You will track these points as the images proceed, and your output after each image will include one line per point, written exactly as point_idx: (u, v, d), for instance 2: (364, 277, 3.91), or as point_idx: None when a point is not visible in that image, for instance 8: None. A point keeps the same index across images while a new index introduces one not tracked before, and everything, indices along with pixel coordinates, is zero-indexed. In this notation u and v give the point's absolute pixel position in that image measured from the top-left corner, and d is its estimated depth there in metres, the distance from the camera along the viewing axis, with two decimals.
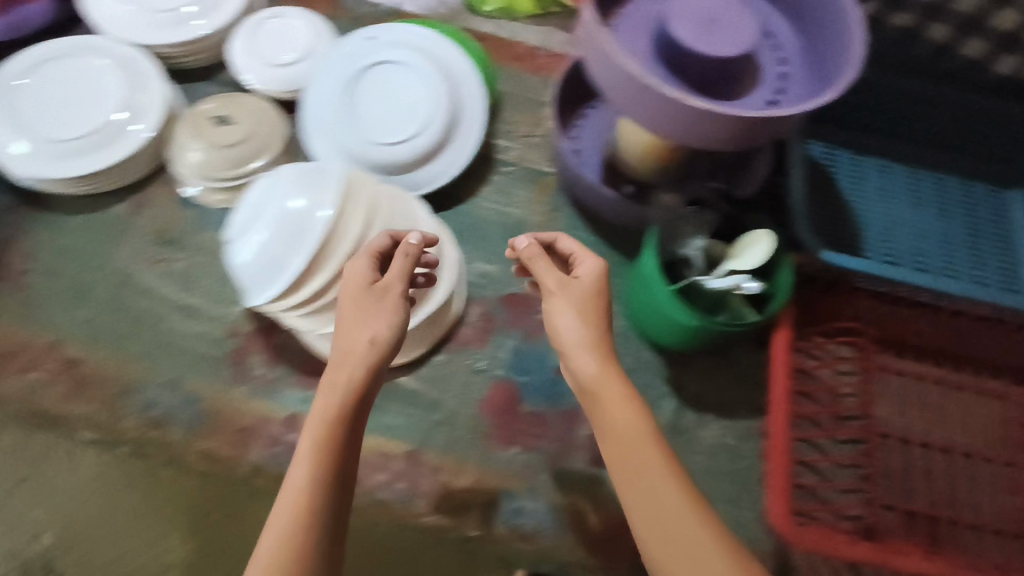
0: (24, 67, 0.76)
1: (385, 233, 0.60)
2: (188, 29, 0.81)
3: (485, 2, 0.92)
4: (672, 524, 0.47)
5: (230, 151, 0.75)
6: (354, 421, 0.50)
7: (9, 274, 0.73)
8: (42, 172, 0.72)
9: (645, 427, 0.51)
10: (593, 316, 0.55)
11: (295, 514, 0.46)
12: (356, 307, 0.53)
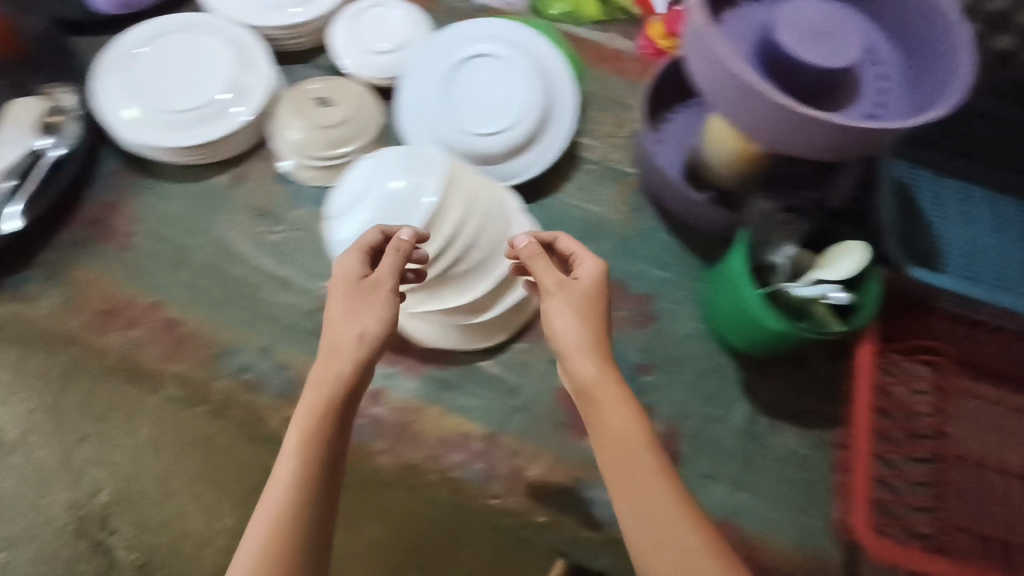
0: (140, 41, 0.80)
1: (376, 228, 0.62)
2: (284, 15, 0.84)
3: (551, 6, 0.93)
4: (664, 524, 0.50)
5: (329, 133, 0.78)
6: (339, 413, 0.54)
7: (116, 234, 0.76)
8: (151, 141, 0.76)
9: (634, 430, 0.54)
10: (585, 316, 0.58)
11: (282, 500, 0.50)
12: (343, 302, 0.57)
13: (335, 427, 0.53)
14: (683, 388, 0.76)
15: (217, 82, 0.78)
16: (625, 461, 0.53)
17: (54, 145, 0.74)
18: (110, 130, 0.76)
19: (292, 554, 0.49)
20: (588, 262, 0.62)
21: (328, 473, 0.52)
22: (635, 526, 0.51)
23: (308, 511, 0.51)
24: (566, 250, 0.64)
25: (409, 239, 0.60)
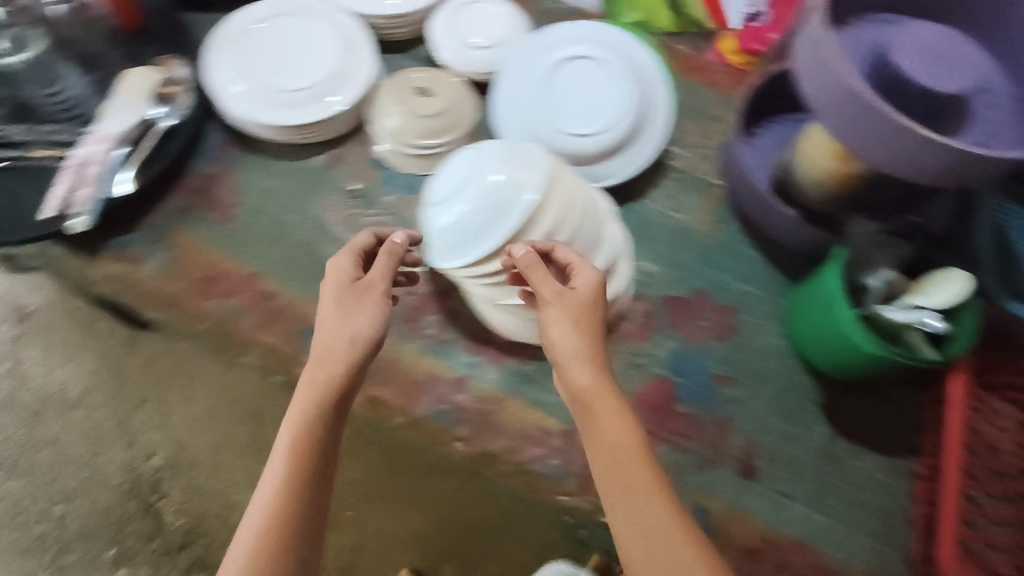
0: (251, 20, 0.82)
1: (370, 234, 0.70)
2: (381, 6, 0.85)
3: (622, 15, 0.93)
4: (653, 526, 0.53)
5: (428, 123, 0.80)
6: (331, 407, 0.60)
7: (219, 206, 0.79)
8: (258, 117, 0.78)
9: (620, 439, 0.57)
10: (583, 326, 0.61)
11: (281, 486, 0.57)
12: (338, 306, 0.63)
13: (329, 420, 0.60)
14: (764, 405, 0.75)
15: (323, 64, 0.79)
16: (618, 466, 0.56)
17: (167, 114, 0.77)
18: (220, 103, 0.79)
19: (289, 534, 0.56)
20: (583, 271, 0.64)
21: (321, 460, 0.59)
22: (624, 528, 0.54)
23: (303, 497, 0.57)
24: (566, 259, 0.64)
25: (399, 245, 0.68)
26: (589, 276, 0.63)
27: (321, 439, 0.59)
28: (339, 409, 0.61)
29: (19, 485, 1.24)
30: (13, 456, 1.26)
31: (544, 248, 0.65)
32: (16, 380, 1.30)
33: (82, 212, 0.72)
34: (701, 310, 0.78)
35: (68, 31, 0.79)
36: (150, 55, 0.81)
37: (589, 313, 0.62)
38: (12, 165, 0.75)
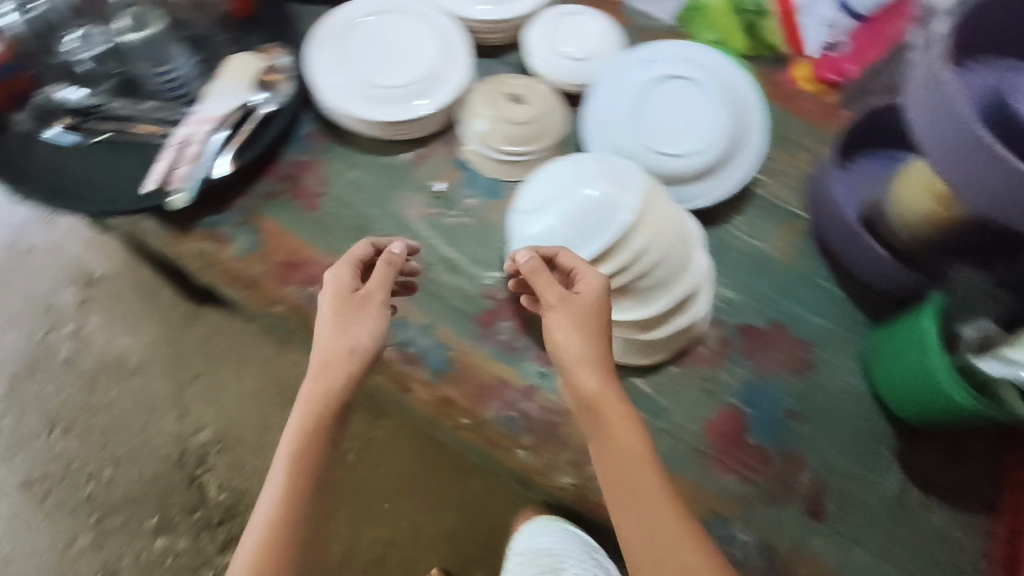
0: (354, 16, 0.84)
1: (369, 242, 0.70)
2: (473, 11, 0.86)
3: (700, 35, 0.93)
4: (665, 538, 0.52)
5: (516, 128, 0.80)
6: (327, 420, 0.60)
7: (305, 193, 0.80)
8: (353, 110, 0.79)
9: (626, 448, 0.56)
10: (590, 330, 0.59)
11: (279, 504, 0.57)
12: (335, 317, 0.64)
13: (326, 434, 0.60)
14: (837, 445, 0.73)
15: (420, 65, 0.81)
16: (627, 476, 0.55)
17: (267, 100, 0.79)
18: (316, 94, 0.80)
19: (285, 549, 0.55)
20: (586, 274, 0.61)
21: (319, 474, 0.59)
22: (636, 541, 0.53)
23: (302, 514, 0.57)
24: (570, 264, 0.63)
25: (399, 255, 0.69)
26: (594, 280, 0.61)
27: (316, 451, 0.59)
28: (336, 423, 0.61)
29: (73, 444, 1.28)
30: (69, 416, 1.30)
31: (547, 254, 0.64)
32: (79, 343, 1.35)
33: (181, 188, 0.73)
34: (778, 342, 0.77)
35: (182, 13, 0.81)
36: (257, 44, 0.84)
37: (594, 317, 0.60)
38: (116, 138, 0.78)
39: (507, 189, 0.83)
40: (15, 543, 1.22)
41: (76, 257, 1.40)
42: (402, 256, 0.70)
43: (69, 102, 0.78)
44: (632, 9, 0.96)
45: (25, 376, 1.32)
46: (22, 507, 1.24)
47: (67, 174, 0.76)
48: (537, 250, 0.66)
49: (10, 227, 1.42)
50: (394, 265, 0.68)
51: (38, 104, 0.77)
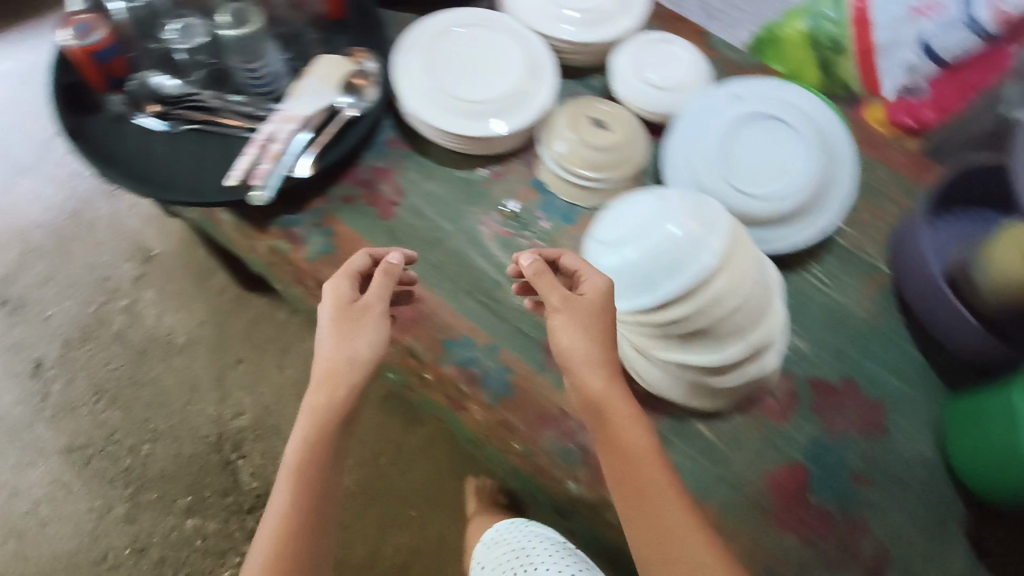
0: (445, 26, 0.84)
1: (365, 250, 0.72)
2: (553, 27, 0.86)
3: (777, 62, 1.04)
4: (674, 536, 0.55)
5: (598, 155, 0.79)
6: (328, 436, 0.61)
7: (381, 200, 0.80)
8: (435, 121, 0.78)
9: (631, 456, 0.57)
10: (593, 331, 0.61)
11: (280, 523, 0.58)
12: (336, 329, 0.64)
13: (326, 451, 0.60)
14: (903, 514, 0.70)
15: (506, 82, 0.80)
16: (637, 481, 0.56)
17: (352, 104, 0.80)
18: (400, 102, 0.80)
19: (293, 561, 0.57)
20: (590, 281, 0.62)
21: (320, 490, 0.60)
22: (649, 540, 0.55)
23: (304, 533, 0.58)
24: (574, 266, 0.65)
25: (395, 266, 0.69)
26: (596, 282, 0.63)
27: (319, 468, 0.60)
28: (338, 438, 0.62)
29: (115, 415, 1.30)
30: (114, 387, 1.32)
31: (551, 257, 0.67)
32: (130, 317, 1.38)
33: (263, 185, 0.74)
34: (847, 400, 0.74)
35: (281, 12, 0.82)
36: (348, 47, 0.85)
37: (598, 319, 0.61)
38: (203, 129, 0.79)
39: (581, 215, 0.82)
40: (49, 508, 1.23)
41: (136, 233, 1.44)
42: (399, 265, 0.71)
43: (162, 90, 0.79)
44: (720, 40, 0.94)
45: (76, 343, 1.35)
46: (60, 472, 1.26)
47: (153, 160, 0.77)
48: (540, 254, 0.68)
49: (77, 198, 1.47)
50: (392, 275, 0.68)
51: (132, 88, 0.79)
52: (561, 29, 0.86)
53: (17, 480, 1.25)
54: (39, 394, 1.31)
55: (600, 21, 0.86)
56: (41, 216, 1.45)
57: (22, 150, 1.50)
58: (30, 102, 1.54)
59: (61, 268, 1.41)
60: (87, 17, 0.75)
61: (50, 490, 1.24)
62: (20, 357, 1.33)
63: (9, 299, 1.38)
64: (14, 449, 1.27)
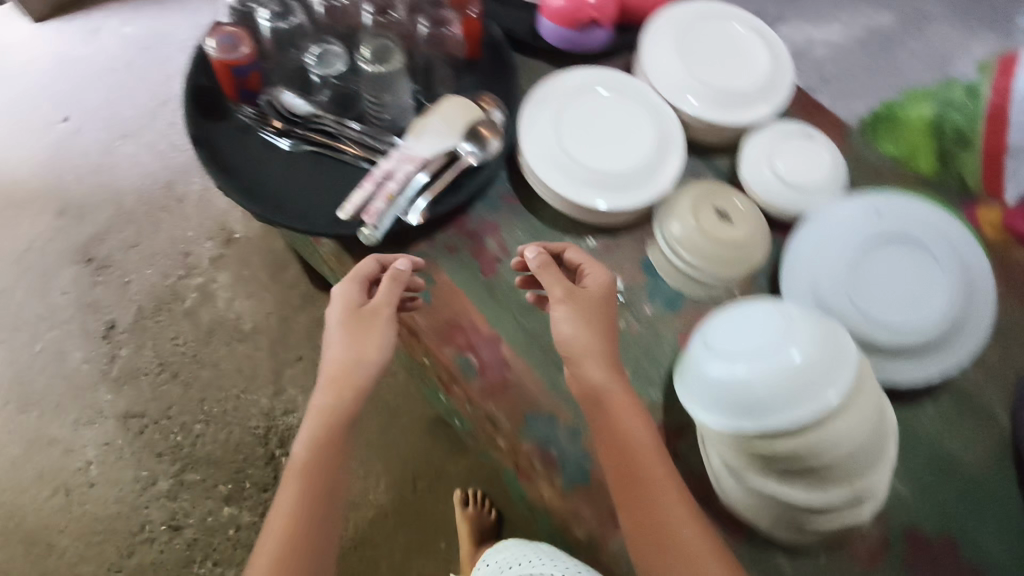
0: (580, 86, 0.82)
1: (374, 258, 0.72)
2: (679, 98, 0.83)
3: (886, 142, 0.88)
4: (660, 510, 0.58)
5: (716, 248, 0.75)
6: (332, 443, 0.62)
7: (486, 255, 0.78)
8: (552, 183, 0.77)
9: (621, 446, 0.60)
10: (592, 320, 0.66)
11: (286, 521, 0.59)
12: (346, 332, 0.66)
13: (330, 458, 0.61)
14: None
15: (633, 156, 0.78)
16: (630, 468, 0.59)
17: (476, 155, 0.78)
18: (521, 156, 0.79)
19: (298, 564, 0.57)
20: (587, 278, 0.69)
21: (324, 497, 0.60)
22: (637, 512, 0.58)
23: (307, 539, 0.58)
24: (577, 261, 0.71)
25: (403, 271, 0.71)
26: (597, 275, 0.69)
27: (323, 474, 0.61)
28: (342, 445, 0.63)
29: (174, 390, 1.33)
30: (178, 363, 1.35)
31: (555, 251, 0.72)
32: (203, 296, 1.41)
33: (375, 225, 0.73)
34: (946, 560, 0.69)
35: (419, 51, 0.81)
36: (477, 89, 0.83)
37: (598, 314, 0.66)
38: (321, 153, 0.79)
39: (688, 304, 0.78)
40: (98, 470, 1.26)
41: (222, 215, 1.48)
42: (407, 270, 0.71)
43: (288, 109, 0.79)
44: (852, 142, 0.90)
45: (149, 313, 1.39)
46: (114, 436, 1.28)
47: (267, 177, 0.77)
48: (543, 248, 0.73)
49: (173, 170, 1.51)
50: (400, 280, 0.69)
51: (261, 104, 0.79)
52: (687, 100, 0.83)
53: (73, 436, 1.28)
54: (107, 357, 1.34)
55: (738, 103, 0.83)
56: (137, 182, 1.49)
57: (129, 115, 1.55)
58: (145, 71, 1.59)
59: (147, 236, 1.45)
60: (235, 30, 0.76)
61: (101, 453, 1.27)
62: (96, 317, 1.37)
63: (94, 259, 1.41)
64: (75, 406, 1.30)
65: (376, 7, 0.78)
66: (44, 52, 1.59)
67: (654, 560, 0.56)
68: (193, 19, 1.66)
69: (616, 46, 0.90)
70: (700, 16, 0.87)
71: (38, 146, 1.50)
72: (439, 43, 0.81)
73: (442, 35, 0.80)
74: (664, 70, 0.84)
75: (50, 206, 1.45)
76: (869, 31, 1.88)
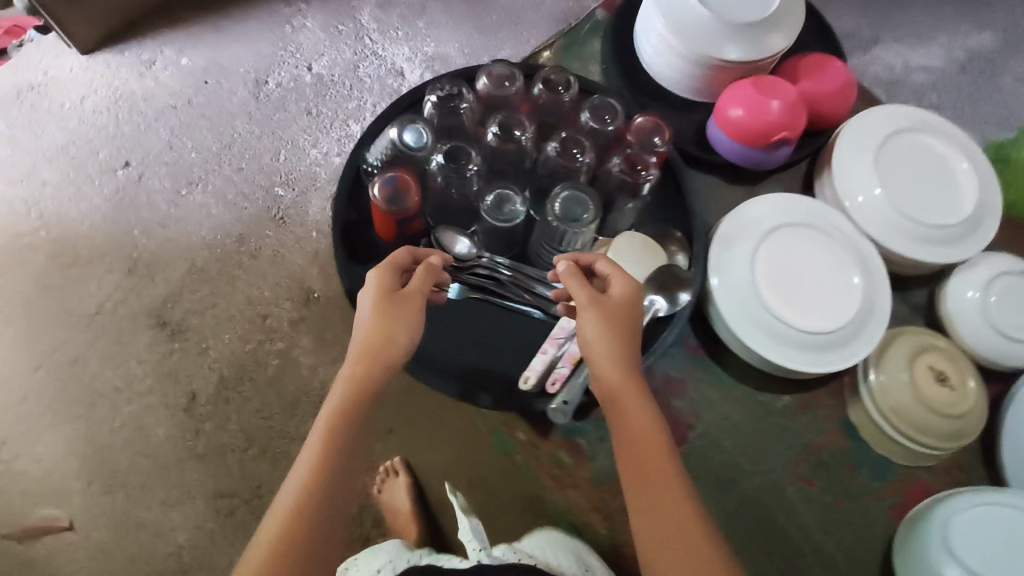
0: (777, 211, 0.73)
1: (405, 249, 0.66)
2: (877, 224, 0.74)
3: None
4: (666, 514, 0.54)
5: (926, 415, 0.69)
6: (351, 430, 0.61)
7: (678, 422, 0.72)
8: (744, 339, 0.69)
9: (634, 450, 0.57)
10: (619, 334, 0.59)
11: (304, 481, 0.60)
12: (378, 314, 0.63)
13: (351, 429, 0.61)
14: None
15: (832, 303, 0.70)
16: (641, 471, 0.56)
17: (664, 308, 0.70)
18: (711, 307, 0.72)
19: (311, 522, 0.58)
20: (613, 281, 0.61)
21: (341, 473, 0.60)
22: (636, 502, 0.56)
23: (316, 516, 0.59)
24: (604, 269, 0.62)
25: (438, 266, 0.66)
26: (621, 279, 0.61)
27: (337, 452, 0.60)
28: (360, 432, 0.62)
29: (263, 468, 1.27)
30: (265, 438, 1.28)
31: (584, 260, 0.64)
32: (285, 362, 1.32)
33: (564, 398, 0.66)
34: None
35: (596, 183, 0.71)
36: (658, 224, 0.76)
37: (623, 318, 0.59)
38: (488, 301, 0.71)
39: (891, 472, 0.72)
40: (191, 555, 1.22)
41: (299, 271, 1.38)
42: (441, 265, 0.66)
43: (452, 253, 0.70)
44: None
45: (232, 382, 1.31)
46: (205, 518, 1.23)
47: (426, 331, 0.70)
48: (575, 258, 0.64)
49: (244, 223, 1.41)
50: (435, 270, 0.64)
51: (422, 246, 0.70)
52: (856, 201, 0.75)
53: (164, 517, 1.23)
54: (191, 432, 1.28)
55: (934, 238, 0.74)
56: (208, 237, 1.39)
57: (194, 161, 1.44)
58: (209, 106, 1.47)
59: (223, 296, 1.35)
60: (400, 172, 0.65)
61: (192, 536, 1.23)
62: (176, 388, 1.30)
63: (169, 323, 1.33)
64: (163, 486, 1.25)
65: (562, 146, 0.65)
66: (97, 86, 1.46)
67: (658, 557, 0.54)
68: (253, 49, 1.52)
69: (796, 161, 0.81)
70: (908, 127, 0.77)
71: (99, 195, 1.40)
72: (628, 187, 0.68)
73: (635, 181, 0.67)
74: (848, 179, 0.76)
75: (119, 263, 1.36)
76: (972, 52, 1.74)
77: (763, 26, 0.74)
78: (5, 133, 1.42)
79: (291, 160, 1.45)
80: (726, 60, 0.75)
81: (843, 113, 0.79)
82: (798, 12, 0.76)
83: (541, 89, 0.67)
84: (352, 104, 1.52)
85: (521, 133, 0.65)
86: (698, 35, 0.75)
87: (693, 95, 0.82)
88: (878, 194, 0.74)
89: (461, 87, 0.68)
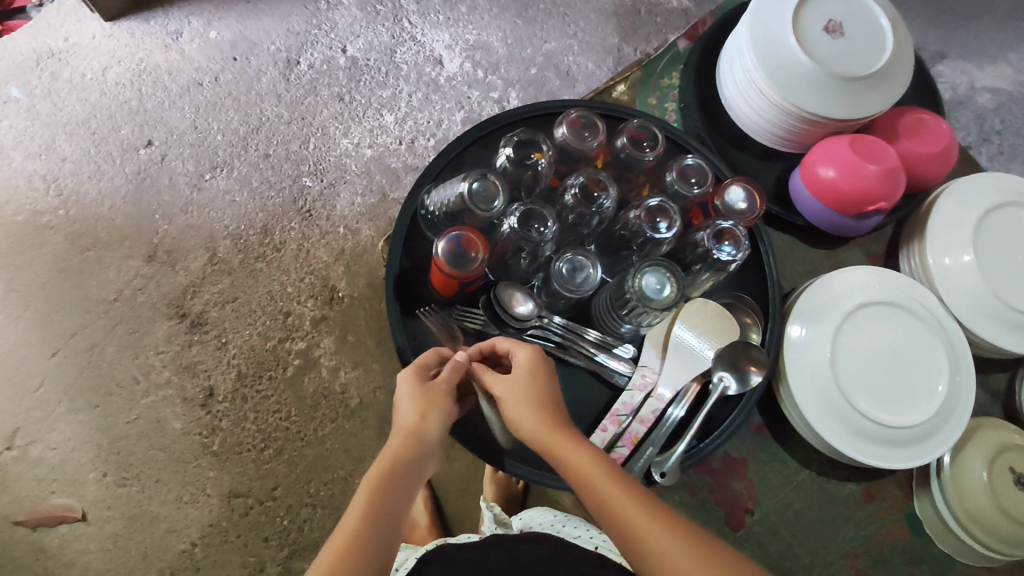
0: (844, 288, 0.68)
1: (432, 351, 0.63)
2: (968, 302, 0.69)
3: None
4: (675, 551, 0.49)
5: (1003, 521, 0.64)
6: (385, 501, 0.54)
7: (736, 507, 0.68)
8: (818, 425, 0.64)
9: (610, 506, 0.52)
10: (541, 403, 0.58)
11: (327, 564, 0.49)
12: (412, 401, 0.59)
13: (384, 500, 0.54)
14: None
15: (891, 393, 0.65)
16: (627, 523, 0.50)
17: (733, 386, 0.65)
18: (783, 387, 0.67)
19: None
20: (518, 348, 0.60)
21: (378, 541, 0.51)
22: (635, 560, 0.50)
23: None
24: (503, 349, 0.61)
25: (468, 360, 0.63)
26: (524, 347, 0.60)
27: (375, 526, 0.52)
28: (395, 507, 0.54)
29: (279, 469, 1.15)
30: (282, 440, 1.17)
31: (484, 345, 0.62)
32: (305, 363, 1.20)
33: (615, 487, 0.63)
34: None
35: (674, 252, 0.67)
36: (733, 292, 0.71)
37: (541, 387, 0.59)
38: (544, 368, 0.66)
39: (954, 570, 0.69)
40: (204, 554, 1.11)
41: (323, 267, 1.26)
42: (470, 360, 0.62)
43: (513, 312, 0.66)
44: None
45: (251, 380, 1.19)
46: (218, 516, 1.13)
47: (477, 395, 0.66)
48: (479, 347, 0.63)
49: (269, 212, 1.28)
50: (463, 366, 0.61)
51: (482, 302, 0.66)
52: (941, 262, 0.70)
53: (175, 515, 1.13)
54: (207, 428, 1.17)
55: None
56: (231, 225, 1.27)
57: (220, 143, 1.31)
58: (239, 80, 1.35)
59: (245, 289, 1.24)
60: (467, 229, 0.60)
61: (205, 535, 1.12)
62: (193, 382, 1.19)
63: (188, 314, 1.22)
64: (176, 481, 1.14)
65: (646, 212, 0.62)
66: (120, 56, 1.34)
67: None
68: (284, 25, 1.39)
69: (880, 227, 0.75)
70: (1015, 200, 0.71)
71: (120, 174, 1.29)
72: (713, 263, 0.65)
73: (720, 257, 0.63)
74: (940, 249, 0.70)
75: (139, 249, 1.25)
76: None
77: (863, 86, 0.67)
78: (24, 102, 1.31)
79: (320, 150, 1.33)
80: (825, 117, 0.67)
81: (939, 178, 0.72)
82: (902, 72, 0.70)
83: (624, 143, 0.64)
84: (386, 92, 1.37)
85: (603, 196, 0.62)
86: (792, 86, 0.67)
87: (775, 145, 0.75)
88: (968, 261, 0.68)
89: (539, 137, 0.64)
